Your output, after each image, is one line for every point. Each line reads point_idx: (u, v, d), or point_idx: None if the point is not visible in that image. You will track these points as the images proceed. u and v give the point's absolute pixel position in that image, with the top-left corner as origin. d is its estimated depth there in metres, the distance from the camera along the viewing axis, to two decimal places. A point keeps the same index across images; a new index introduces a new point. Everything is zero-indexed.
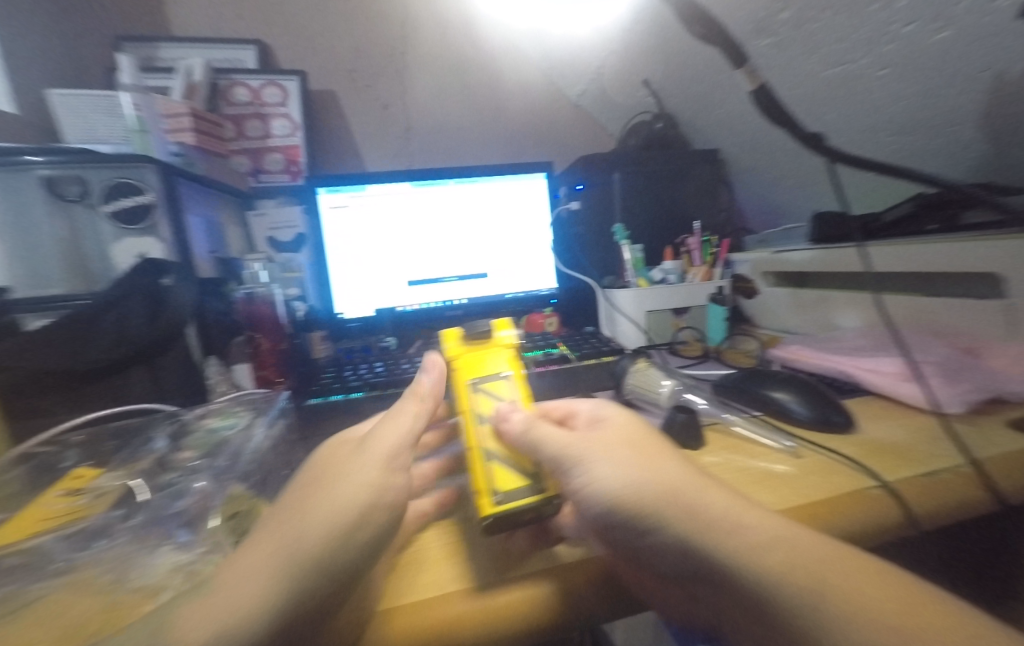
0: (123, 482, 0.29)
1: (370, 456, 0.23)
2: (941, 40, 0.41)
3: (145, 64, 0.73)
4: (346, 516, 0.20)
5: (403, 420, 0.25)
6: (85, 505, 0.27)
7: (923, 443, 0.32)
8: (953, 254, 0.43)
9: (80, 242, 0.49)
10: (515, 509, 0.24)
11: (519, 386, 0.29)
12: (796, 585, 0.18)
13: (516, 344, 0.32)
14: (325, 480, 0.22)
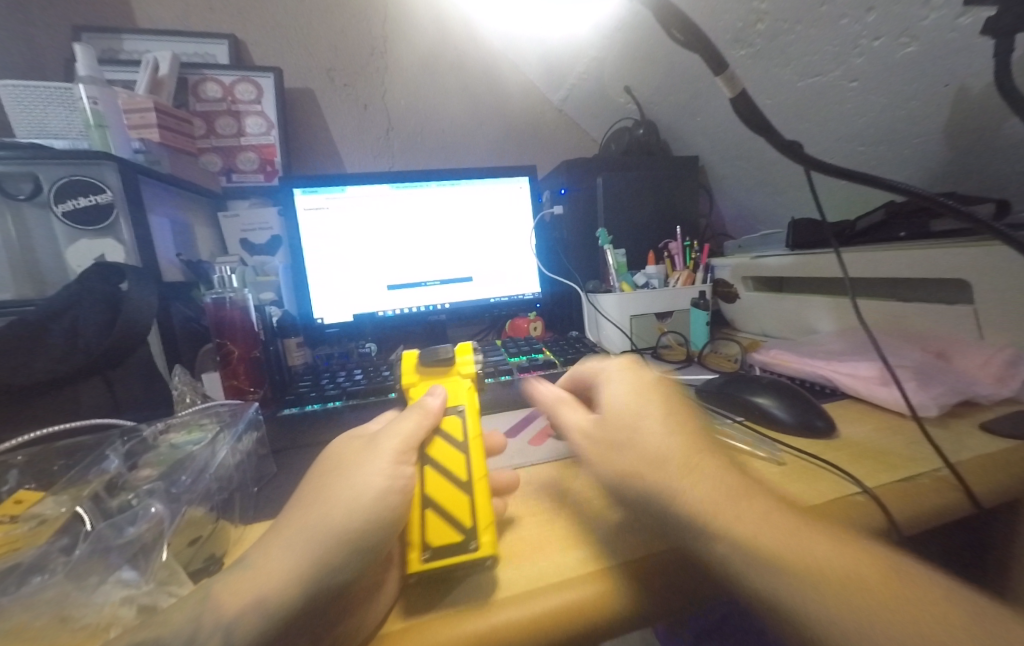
0: (68, 510, 0.27)
1: (384, 450, 0.25)
2: (909, 53, 0.43)
3: (107, 56, 0.69)
4: (367, 501, 0.23)
5: (408, 423, 0.27)
6: (24, 535, 0.25)
7: (903, 448, 0.33)
8: (923, 261, 0.44)
9: (30, 244, 0.46)
10: (442, 566, 0.23)
11: (475, 421, 0.30)
12: (787, 571, 0.20)
13: (474, 376, 0.34)
14: (344, 472, 0.25)
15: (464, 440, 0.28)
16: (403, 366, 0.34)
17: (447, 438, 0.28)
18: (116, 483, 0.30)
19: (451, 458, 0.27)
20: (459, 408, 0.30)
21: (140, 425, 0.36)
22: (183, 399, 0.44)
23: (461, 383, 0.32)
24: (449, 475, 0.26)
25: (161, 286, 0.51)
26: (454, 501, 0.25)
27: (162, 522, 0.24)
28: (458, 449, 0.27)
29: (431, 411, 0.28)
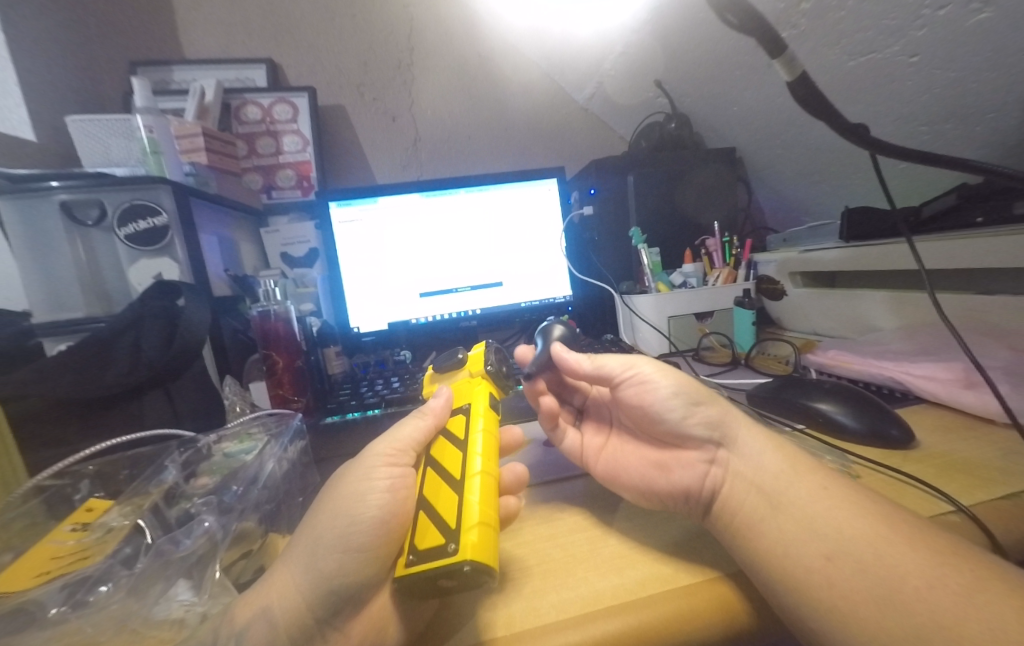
0: (131, 520, 0.28)
1: (372, 455, 0.25)
2: (980, 22, 0.39)
3: (159, 88, 0.74)
4: (357, 506, 0.23)
5: (403, 429, 0.27)
6: (92, 544, 0.26)
7: (996, 460, 0.30)
8: (1009, 248, 0.39)
9: (98, 265, 0.49)
10: (425, 571, 0.21)
11: (473, 421, 0.28)
12: (849, 554, 0.22)
13: (485, 372, 0.32)
14: (339, 478, 0.25)
15: (465, 437, 0.27)
16: (420, 382, 0.36)
17: (448, 437, 0.28)
18: (175, 493, 0.31)
19: (449, 455, 0.26)
20: (464, 407, 0.30)
21: (195, 435, 0.37)
22: (234, 407, 0.46)
23: (468, 382, 0.32)
24: (444, 475, 0.25)
25: (212, 300, 0.53)
26: (444, 500, 0.24)
27: (214, 538, 0.25)
28: (458, 447, 0.27)
29: (432, 411, 0.29)
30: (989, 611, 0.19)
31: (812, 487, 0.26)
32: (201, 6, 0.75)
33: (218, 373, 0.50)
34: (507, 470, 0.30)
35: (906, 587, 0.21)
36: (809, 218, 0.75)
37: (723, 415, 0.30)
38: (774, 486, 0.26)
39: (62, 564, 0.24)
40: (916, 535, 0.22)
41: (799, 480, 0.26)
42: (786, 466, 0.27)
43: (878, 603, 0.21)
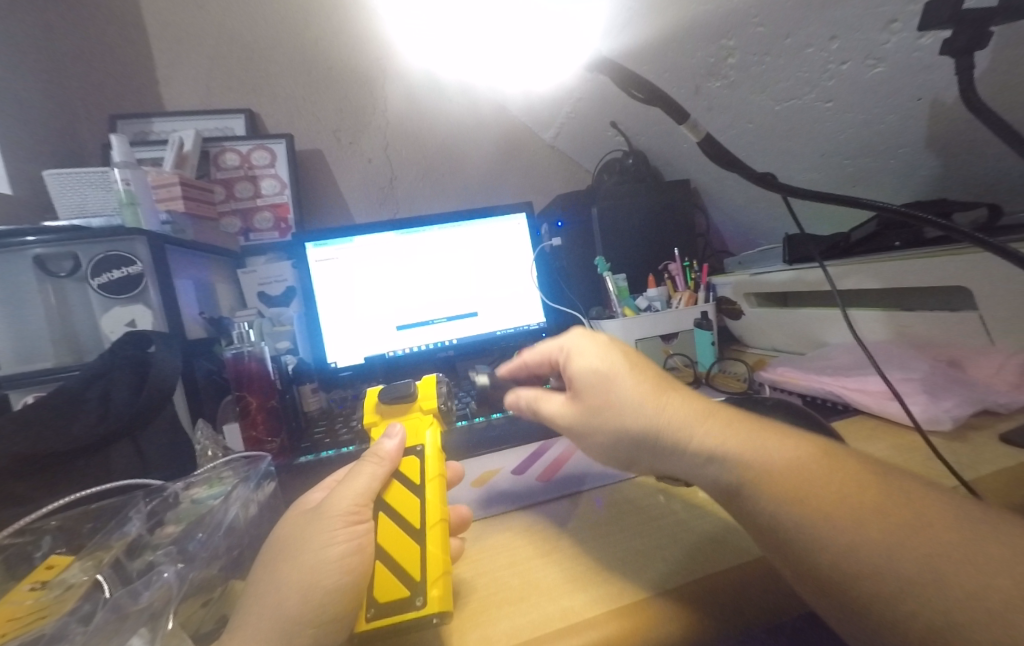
0: (91, 575, 0.28)
1: (330, 516, 0.25)
2: (877, 74, 0.44)
3: (138, 139, 0.77)
4: (324, 573, 0.23)
5: (358, 482, 0.27)
6: (51, 602, 0.26)
7: (918, 464, 0.33)
8: (923, 269, 0.43)
9: (70, 315, 0.50)
10: (388, 624, 0.23)
11: (430, 464, 0.30)
12: None
13: (436, 410, 0.34)
14: (294, 537, 0.24)
15: (420, 484, 0.29)
16: (365, 407, 0.35)
17: (403, 481, 0.29)
18: (138, 545, 0.32)
19: (405, 502, 0.28)
20: (417, 448, 0.31)
21: (162, 484, 0.38)
22: (206, 452, 0.48)
23: (420, 420, 0.33)
24: (402, 524, 0.27)
25: (186, 344, 0.54)
26: (405, 550, 0.26)
27: (172, 588, 0.25)
28: (413, 493, 0.28)
29: (386, 459, 0.29)
30: (1005, 557, 0.17)
31: (789, 442, 0.24)
32: (181, 62, 0.79)
33: (190, 418, 0.51)
34: (455, 510, 0.32)
35: (910, 535, 0.19)
36: (763, 241, 0.80)
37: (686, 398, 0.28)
38: (746, 434, 0.24)
39: (20, 625, 0.24)
40: (908, 487, 0.21)
41: (772, 437, 0.24)
42: (746, 419, 0.25)
43: (883, 552, 0.19)
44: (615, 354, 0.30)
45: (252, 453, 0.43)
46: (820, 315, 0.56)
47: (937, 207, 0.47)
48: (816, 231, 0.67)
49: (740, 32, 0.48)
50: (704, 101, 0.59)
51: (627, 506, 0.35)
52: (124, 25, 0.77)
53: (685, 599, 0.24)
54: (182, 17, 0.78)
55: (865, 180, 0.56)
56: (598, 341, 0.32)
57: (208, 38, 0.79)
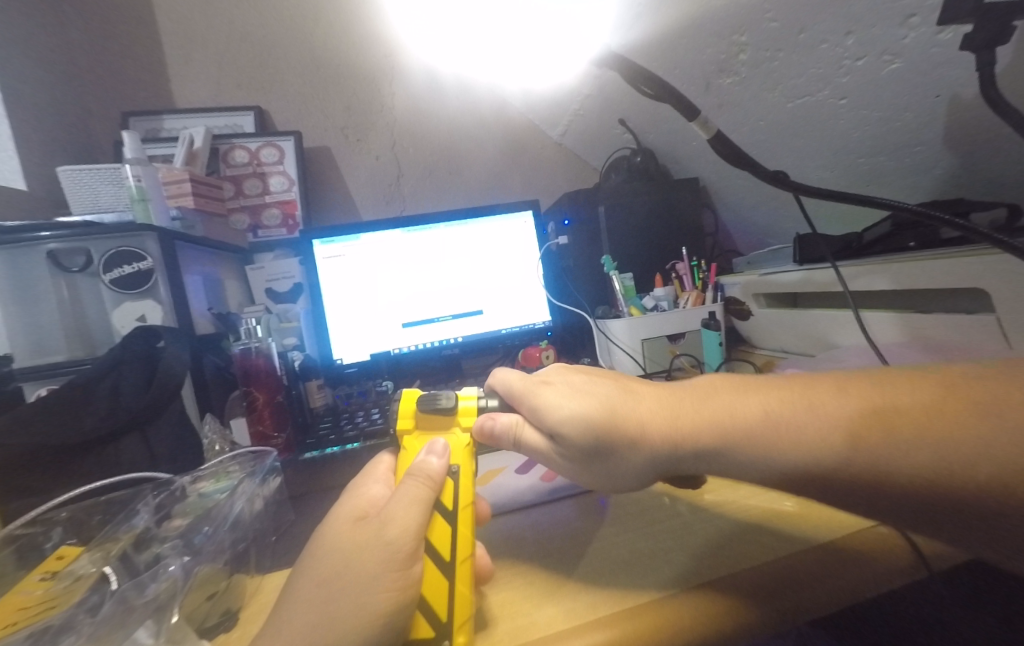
0: (99, 568, 0.28)
1: (387, 553, 0.23)
2: (893, 71, 0.43)
3: (150, 136, 0.78)
4: (366, 625, 0.22)
5: (414, 513, 0.25)
6: (59, 594, 0.26)
7: None
8: (937, 271, 0.43)
9: (83, 310, 0.51)
10: None
11: (466, 494, 0.28)
12: None
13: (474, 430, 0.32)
14: (348, 559, 0.23)
15: (452, 509, 0.27)
16: (400, 407, 0.33)
17: (437, 507, 0.27)
18: (146, 537, 0.32)
19: (439, 534, 0.26)
20: (454, 469, 0.29)
21: (169, 477, 0.38)
22: (213, 446, 0.49)
23: (456, 438, 0.31)
24: (432, 555, 0.25)
25: (195, 340, 0.55)
26: (434, 585, 0.24)
27: (177, 582, 0.26)
28: (446, 521, 0.27)
29: (435, 485, 0.27)
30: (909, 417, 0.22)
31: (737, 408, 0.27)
32: (191, 60, 0.80)
33: (199, 411, 0.50)
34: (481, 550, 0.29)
35: (863, 438, 0.22)
36: (773, 240, 0.79)
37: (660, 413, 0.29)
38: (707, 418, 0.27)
39: (29, 614, 0.24)
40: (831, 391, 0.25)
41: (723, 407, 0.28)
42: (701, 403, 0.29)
43: (856, 473, 0.22)
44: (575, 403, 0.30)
45: (259, 448, 0.44)
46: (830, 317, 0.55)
47: (953, 208, 0.46)
48: (828, 230, 0.66)
49: (753, 27, 0.47)
50: (715, 97, 0.59)
51: (633, 507, 0.34)
52: (136, 22, 0.78)
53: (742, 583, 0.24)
54: (193, 14, 0.79)
55: (879, 179, 0.55)
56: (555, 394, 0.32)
57: (218, 35, 0.80)
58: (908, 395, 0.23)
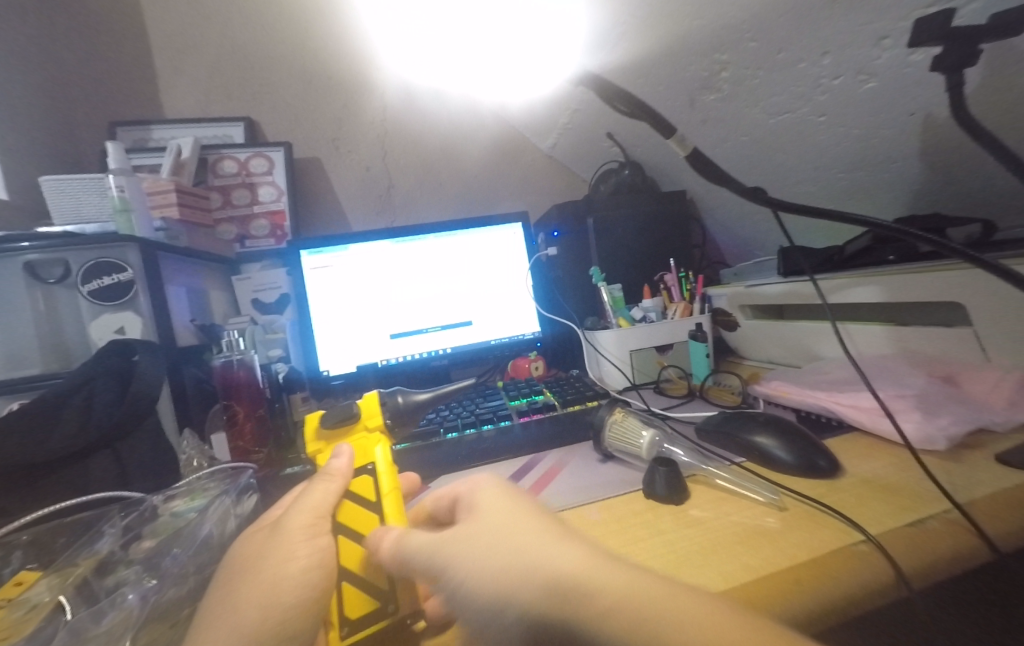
0: (55, 596, 0.27)
1: (290, 532, 0.26)
2: (868, 89, 0.44)
3: (137, 146, 0.78)
4: (285, 589, 0.24)
5: (313, 498, 0.28)
6: (13, 624, 0.25)
7: (908, 480, 0.32)
8: (917, 285, 0.43)
9: (59, 321, 0.50)
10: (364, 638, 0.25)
11: (386, 481, 0.31)
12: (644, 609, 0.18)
13: (382, 427, 0.35)
14: (254, 552, 0.26)
15: (375, 499, 0.30)
16: (306, 434, 0.35)
17: (356, 500, 0.30)
18: (109, 561, 0.31)
19: (363, 520, 0.29)
20: (369, 465, 0.32)
21: (139, 497, 0.37)
22: (190, 462, 0.48)
23: (367, 438, 0.34)
24: (360, 541, 0.28)
25: (176, 352, 0.54)
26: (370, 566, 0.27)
27: (131, 611, 0.25)
28: (369, 509, 0.30)
29: (337, 474, 0.30)
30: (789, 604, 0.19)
31: (570, 558, 0.20)
32: (182, 72, 0.80)
33: (177, 427, 0.49)
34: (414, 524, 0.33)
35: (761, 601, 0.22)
36: (760, 251, 0.80)
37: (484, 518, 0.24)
38: (506, 569, 0.21)
39: None
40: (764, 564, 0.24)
41: (561, 544, 0.21)
42: (511, 535, 0.22)
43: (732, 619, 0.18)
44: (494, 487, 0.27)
45: (238, 463, 0.44)
46: (815, 329, 0.55)
47: (931, 222, 0.47)
48: (812, 243, 0.67)
49: (733, 46, 0.48)
50: (699, 113, 0.59)
51: (614, 523, 0.32)
52: (126, 34, 0.78)
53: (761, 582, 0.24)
54: (184, 27, 0.79)
55: (860, 193, 0.56)
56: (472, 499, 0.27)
57: (209, 48, 0.80)
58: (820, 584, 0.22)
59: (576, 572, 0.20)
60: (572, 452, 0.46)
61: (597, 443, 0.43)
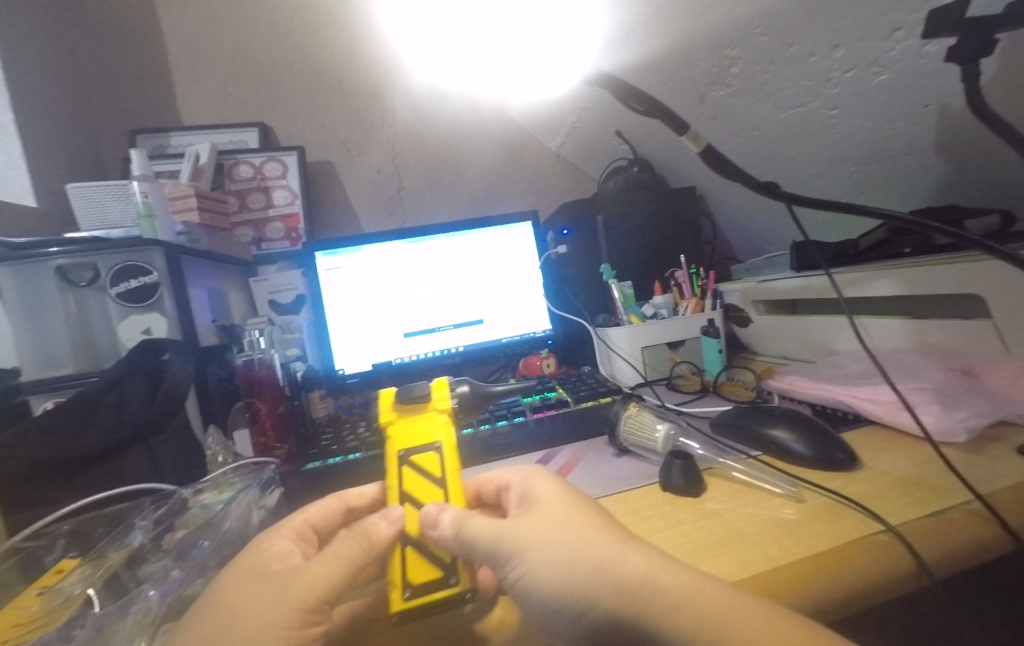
0: (88, 585, 0.29)
1: (289, 606, 0.23)
2: (882, 82, 0.44)
3: (157, 153, 0.80)
4: None
5: (330, 571, 0.24)
6: (50, 612, 0.27)
7: (928, 473, 0.32)
8: (934, 278, 0.43)
9: (88, 323, 0.52)
10: (424, 604, 0.25)
11: (450, 460, 0.32)
12: (709, 617, 0.21)
13: (451, 410, 0.36)
14: (244, 614, 0.22)
15: (442, 475, 0.31)
16: (380, 406, 0.36)
17: (424, 474, 0.31)
18: (138, 555, 0.32)
19: (429, 493, 0.31)
20: (437, 443, 0.33)
21: (171, 490, 0.39)
22: (216, 458, 0.49)
23: (436, 419, 0.34)
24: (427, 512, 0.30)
25: (199, 352, 0.55)
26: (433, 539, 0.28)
27: (152, 608, 0.26)
28: (435, 484, 0.31)
29: (376, 544, 0.26)
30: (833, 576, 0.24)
31: (638, 561, 0.23)
32: (198, 79, 0.82)
33: (202, 423, 0.51)
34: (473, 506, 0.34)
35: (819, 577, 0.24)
36: (772, 246, 0.80)
37: (539, 508, 0.27)
38: (579, 562, 0.24)
39: (21, 632, 0.25)
40: (799, 551, 0.26)
41: (623, 545, 0.24)
42: (579, 532, 0.25)
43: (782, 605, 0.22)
44: (549, 481, 0.29)
45: (260, 459, 0.45)
46: (829, 323, 0.55)
47: (948, 214, 0.47)
48: (825, 238, 0.67)
49: (743, 42, 0.49)
50: (709, 109, 0.60)
51: (632, 515, 0.32)
52: (145, 44, 0.80)
53: (788, 578, 0.24)
54: (199, 36, 0.81)
55: (874, 186, 0.56)
56: (519, 495, 0.30)
57: (224, 55, 0.82)
58: (841, 556, 0.25)
59: (646, 573, 0.23)
60: (588, 446, 0.46)
61: (613, 437, 0.44)
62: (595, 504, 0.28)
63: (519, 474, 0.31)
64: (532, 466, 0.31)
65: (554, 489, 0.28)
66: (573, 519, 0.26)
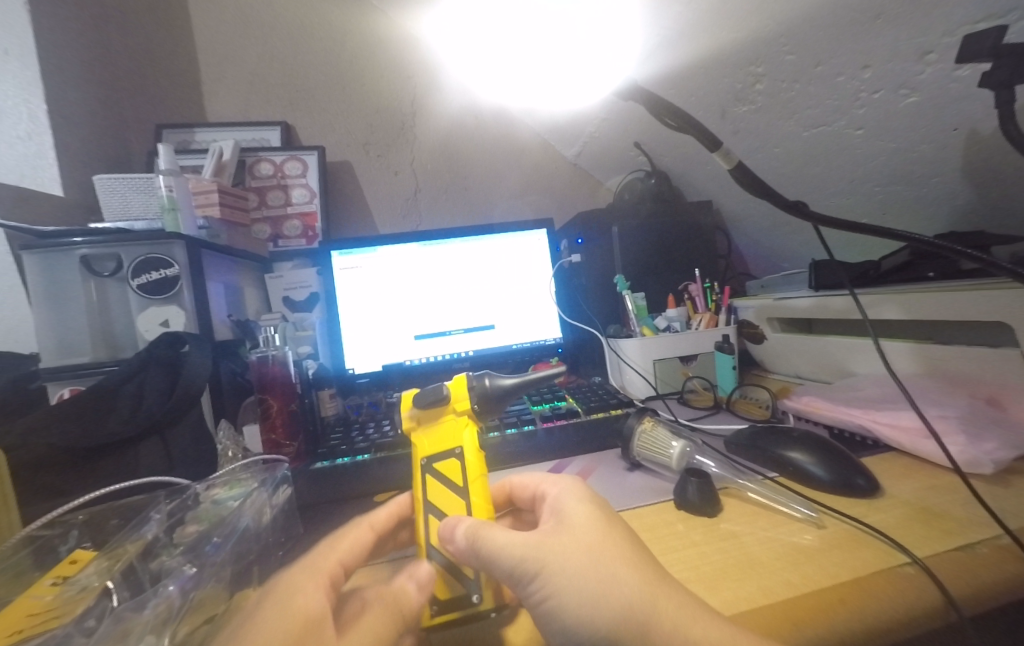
0: (104, 577, 0.29)
1: None
2: (911, 104, 0.44)
3: (181, 148, 0.81)
4: None
5: None
6: (65, 602, 0.27)
7: (953, 504, 0.31)
8: (958, 303, 0.43)
9: (108, 312, 0.53)
10: (451, 620, 0.27)
11: (471, 466, 0.32)
12: None
13: (470, 410, 0.34)
14: None
15: (463, 485, 0.31)
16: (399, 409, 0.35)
17: (448, 483, 0.31)
18: (153, 548, 0.32)
19: (452, 505, 0.31)
20: (457, 450, 0.32)
21: (184, 485, 0.39)
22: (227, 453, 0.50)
23: (455, 421, 0.33)
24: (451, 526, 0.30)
25: (214, 346, 0.56)
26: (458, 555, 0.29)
27: (172, 604, 0.26)
28: (458, 495, 0.31)
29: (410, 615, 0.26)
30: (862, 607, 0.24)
31: (666, 601, 0.23)
32: (225, 77, 0.84)
33: (214, 416, 0.52)
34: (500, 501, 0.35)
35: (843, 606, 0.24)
36: (787, 263, 0.79)
37: (570, 530, 0.26)
38: (605, 596, 0.23)
39: (35, 623, 0.24)
40: (822, 579, 0.25)
41: (654, 584, 0.24)
42: (609, 564, 0.24)
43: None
44: (581, 501, 0.29)
45: (271, 457, 0.45)
46: (846, 344, 0.55)
47: (974, 240, 0.46)
48: (844, 257, 0.66)
49: (770, 59, 0.48)
50: (731, 124, 0.59)
51: (646, 533, 0.32)
52: (175, 41, 0.82)
53: (812, 607, 0.24)
54: (228, 35, 0.83)
55: (896, 207, 0.55)
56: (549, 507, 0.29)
57: (251, 54, 0.84)
58: (868, 587, 0.25)
59: (676, 614, 0.22)
60: (599, 458, 0.46)
61: (625, 451, 0.43)
62: (625, 528, 0.27)
63: (550, 488, 0.31)
64: (567, 481, 0.31)
65: (584, 511, 0.28)
66: (605, 548, 0.25)
